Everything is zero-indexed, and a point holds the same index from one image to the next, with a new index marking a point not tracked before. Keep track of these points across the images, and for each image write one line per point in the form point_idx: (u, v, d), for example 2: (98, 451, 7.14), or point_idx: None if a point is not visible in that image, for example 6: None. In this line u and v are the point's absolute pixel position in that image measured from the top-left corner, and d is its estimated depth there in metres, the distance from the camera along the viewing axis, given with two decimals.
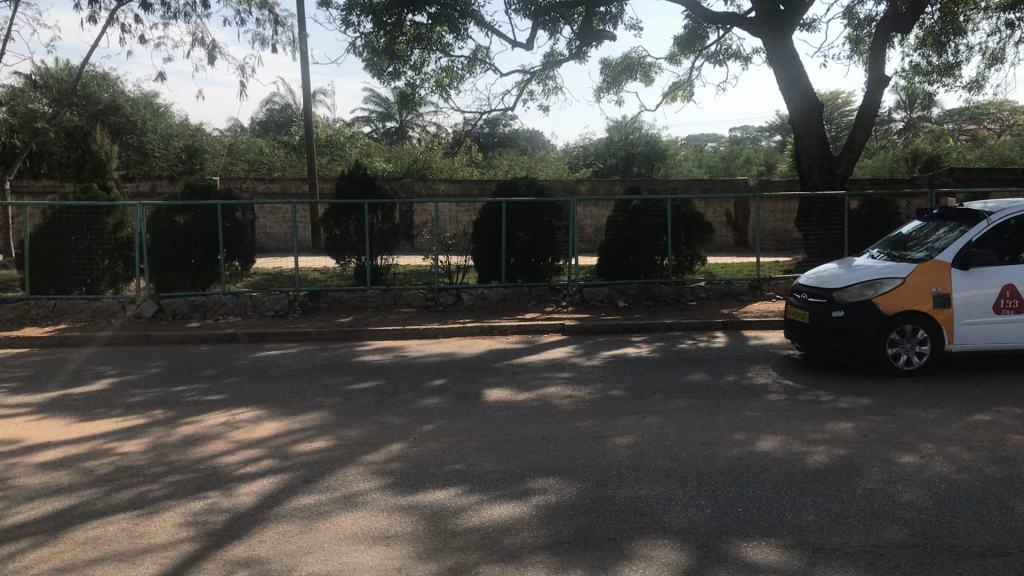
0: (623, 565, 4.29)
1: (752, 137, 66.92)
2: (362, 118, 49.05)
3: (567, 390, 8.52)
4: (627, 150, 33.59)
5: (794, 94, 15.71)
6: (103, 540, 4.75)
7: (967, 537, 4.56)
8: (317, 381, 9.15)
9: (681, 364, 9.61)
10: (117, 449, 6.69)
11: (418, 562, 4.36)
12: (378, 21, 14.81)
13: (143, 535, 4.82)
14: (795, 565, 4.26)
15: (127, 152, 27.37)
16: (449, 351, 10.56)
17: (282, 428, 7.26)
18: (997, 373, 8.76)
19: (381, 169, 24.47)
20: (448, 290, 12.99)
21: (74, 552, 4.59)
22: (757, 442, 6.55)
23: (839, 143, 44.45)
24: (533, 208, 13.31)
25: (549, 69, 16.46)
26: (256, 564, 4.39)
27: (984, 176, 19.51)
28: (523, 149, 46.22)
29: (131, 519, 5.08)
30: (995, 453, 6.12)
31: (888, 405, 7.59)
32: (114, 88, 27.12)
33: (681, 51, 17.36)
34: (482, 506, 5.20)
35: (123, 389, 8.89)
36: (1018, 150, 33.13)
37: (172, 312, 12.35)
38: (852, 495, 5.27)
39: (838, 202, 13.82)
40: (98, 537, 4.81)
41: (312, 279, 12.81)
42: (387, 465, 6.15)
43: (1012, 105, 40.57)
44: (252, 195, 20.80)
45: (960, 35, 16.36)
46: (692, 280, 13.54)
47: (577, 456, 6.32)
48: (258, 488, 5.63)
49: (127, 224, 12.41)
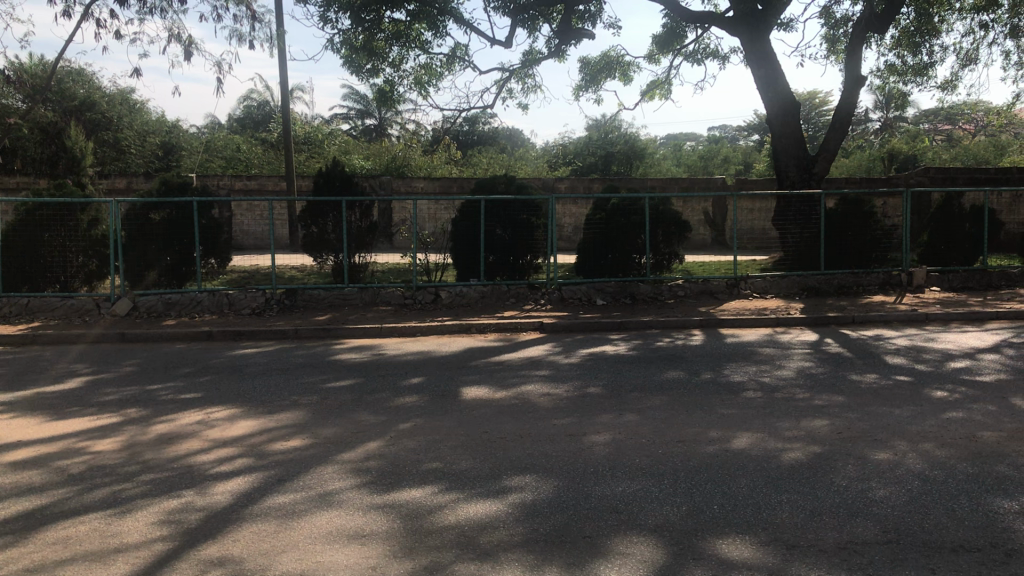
0: (600, 564, 4.27)
1: (729, 138, 67.34)
2: (341, 115, 48.85)
3: (544, 388, 8.54)
4: (606, 149, 33.73)
5: (770, 94, 15.80)
6: (74, 540, 4.70)
7: (939, 533, 4.60)
8: (294, 379, 9.12)
9: (658, 361, 9.64)
10: (88, 448, 6.62)
11: (394, 561, 4.35)
12: (356, 18, 14.63)
13: (116, 534, 4.78)
14: (771, 563, 4.28)
15: (102, 148, 27.04)
16: (425, 349, 10.54)
17: (257, 427, 7.20)
18: (965, 371, 8.84)
19: (361, 165, 24.45)
20: (426, 289, 12.88)
21: (43, 552, 4.54)
22: (733, 439, 6.59)
23: (817, 143, 44.77)
24: (512, 206, 13.32)
25: (527, 68, 16.45)
26: (229, 564, 4.35)
27: (960, 176, 19.76)
28: (502, 149, 46.34)
29: (104, 518, 5.03)
30: (966, 450, 6.17)
31: (861, 404, 7.64)
32: (92, 83, 27.03)
33: (660, 49, 17.39)
34: (458, 504, 5.19)
35: (97, 387, 8.83)
36: (993, 151, 33.49)
37: (147, 310, 12.15)
38: (826, 492, 5.30)
39: (814, 201, 13.95)
40: (69, 538, 4.75)
41: (289, 277, 12.74)
42: (363, 464, 6.13)
43: (987, 107, 40.91)
44: (230, 191, 20.72)
45: (934, 35, 16.51)
46: (668, 279, 13.53)
47: (554, 453, 6.31)
48: (232, 488, 5.59)
49: (100, 221, 12.31)
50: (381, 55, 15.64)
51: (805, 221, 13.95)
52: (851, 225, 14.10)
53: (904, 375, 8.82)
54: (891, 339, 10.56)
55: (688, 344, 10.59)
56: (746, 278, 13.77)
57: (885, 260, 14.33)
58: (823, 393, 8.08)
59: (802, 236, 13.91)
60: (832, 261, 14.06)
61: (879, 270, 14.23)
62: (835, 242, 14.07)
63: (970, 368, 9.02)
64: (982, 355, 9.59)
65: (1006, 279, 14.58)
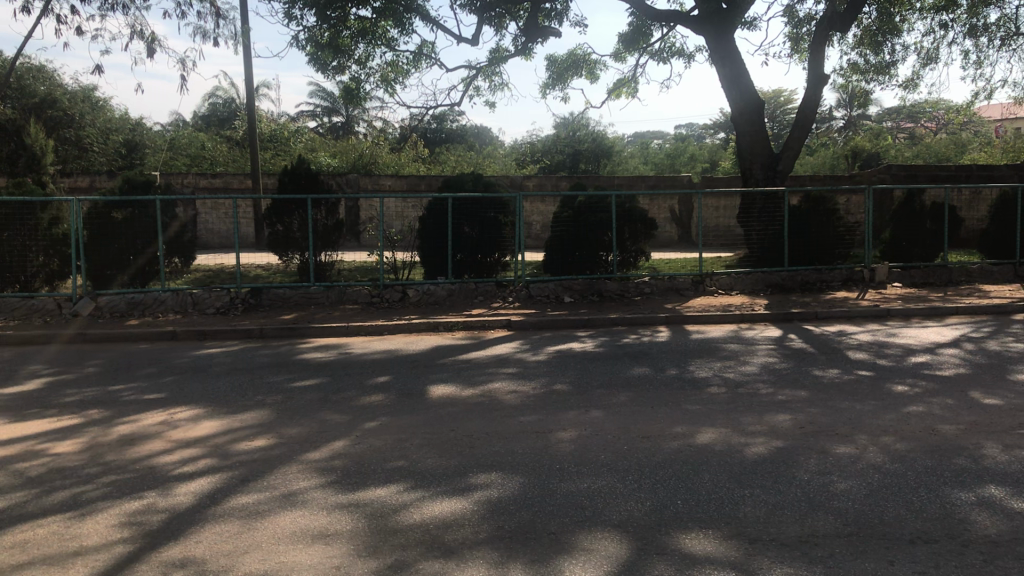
0: (565, 560, 4.30)
1: (695, 136, 67.99)
2: (308, 112, 48.63)
3: (510, 386, 8.55)
4: (574, 147, 33.88)
5: (734, 93, 15.94)
6: (32, 544, 4.64)
7: (897, 525, 4.68)
8: (256, 378, 9.05)
9: (623, 358, 9.69)
10: (48, 450, 6.53)
11: (358, 560, 4.33)
12: (321, 16, 14.53)
13: (75, 537, 4.72)
14: (733, 556, 4.33)
15: (63, 146, 26.69)
16: (389, 348, 10.51)
17: (221, 427, 7.16)
18: (923, 366, 8.96)
19: (327, 163, 24.36)
20: (394, 287, 12.88)
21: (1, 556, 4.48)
22: (697, 435, 6.64)
23: (781, 141, 45.22)
24: (480, 204, 13.29)
25: (494, 65, 16.42)
26: (191, 565, 4.32)
27: (921, 172, 20.04)
28: (470, 146, 46.36)
29: (63, 521, 4.97)
30: (926, 443, 6.27)
31: (823, 398, 7.74)
32: (52, 80, 26.65)
33: (626, 48, 17.45)
34: (424, 503, 5.19)
35: (57, 388, 8.72)
36: (956, 150, 34.00)
37: (110, 311, 12.00)
38: (786, 486, 5.36)
39: (778, 198, 14.07)
40: (27, 542, 4.69)
41: (254, 275, 12.64)
42: (328, 463, 6.10)
43: (947, 104, 41.53)
44: (195, 189, 20.54)
45: (895, 35, 16.71)
46: (636, 276, 13.60)
47: (520, 451, 6.34)
48: (194, 488, 5.54)
49: (61, 220, 12.07)
50: (346, 53, 15.55)
51: (770, 219, 14.07)
52: (814, 222, 14.25)
53: (865, 369, 8.93)
54: (853, 334, 10.68)
55: (653, 340, 10.66)
56: (711, 275, 13.83)
57: (848, 256, 14.52)
58: (787, 388, 8.17)
59: (768, 232, 14.03)
60: (796, 258, 14.23)
61: (843, 266, 14.41)
62: (798, 240, 14.23)
63: (930, 362, 9.15)
64: (942, 349, 9.75)
65: (965, 274, 14.90)
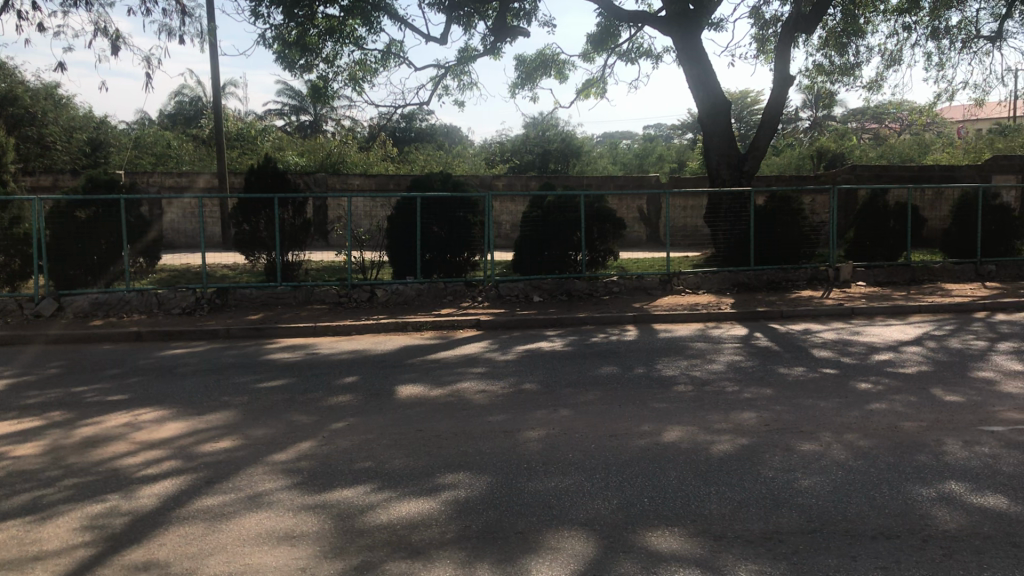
0: (531, 559, 4.32)
1: (664, 136, 68.31)
2: (275, 111, 48.36)
3: (478, 385, 8.55)
4: (542, 147, 33.94)
5: (701, 93, 16.04)
6: None
7: (860, 520, 4.74)
8: (220, 379, 8.99)
9: (590, 358, 9.72)
10: (10, 453, 6.45)
11: (324, 562, 4.31)
12: (289, 14, 14.42)
13: (36, 541, 4.67)
14: (699, 553, 4.36)
15: (26, 145, 26.38)
16: (355, 348, 10.46)
17: (186, 428, 7.10)
18: (884, 364, 9.06)
19: (294, 163, 24.23)
20: (362, 287, 12.81)
21: None
22: (665, 433, 6.68)
23: (747, 141, 45.55)
24: (449, 205, 13.34)
25: (463, 65, 16.40)
26: (154, 568, 4.28)
27: (886, 172, 20.25)
28: (439, 145, 46.34)
29: (23, 525, 4.91)
30: (891, 440, 6.34)
31: (787, 396, 7.80)
32: (14, 78, 26.33)
33: (594, 48, 17.50)
34: (392, 503, 5.18)
35: (18, 389, 8.61)
36: (919, 150, 34.38)
37: (73, 310, 11.87)
38: (751, 483, 5.41)
39: (744, 198, 14.26)
40: None
41: (221, 275, 12.68)
42: (295, 464, 6.07)
43: (911, 105, 42.01)
44: (161, 189, 20.36)
45: (859, 36, 16.88)
46: (604, 276, 13.65)
47: (489, 450, 6.34)
48: (158, 490, 5.49)
49: (23, 219, 11.94)
50: (314, 51, 15.46)
51: (735, 219, 14.22)
52: (780, 221, 14.37)
53: (828, 367, 9.01)
54: (817, 333, 10.78)
55: (619, 339, 10.70)
56: (677, 274, 13.94)
57: (813, 255, 14.66)
58: (752, 386, 8.23)
59: (734, 232, 14.16)
60: (762, 257, 14.34)
61: (808, 265, 14.54)
62: (763, 239, 14.35)
63: (892, 360, 9.24)
64: (904, 347, 9.86)
65: (927, 273, 15.08)
